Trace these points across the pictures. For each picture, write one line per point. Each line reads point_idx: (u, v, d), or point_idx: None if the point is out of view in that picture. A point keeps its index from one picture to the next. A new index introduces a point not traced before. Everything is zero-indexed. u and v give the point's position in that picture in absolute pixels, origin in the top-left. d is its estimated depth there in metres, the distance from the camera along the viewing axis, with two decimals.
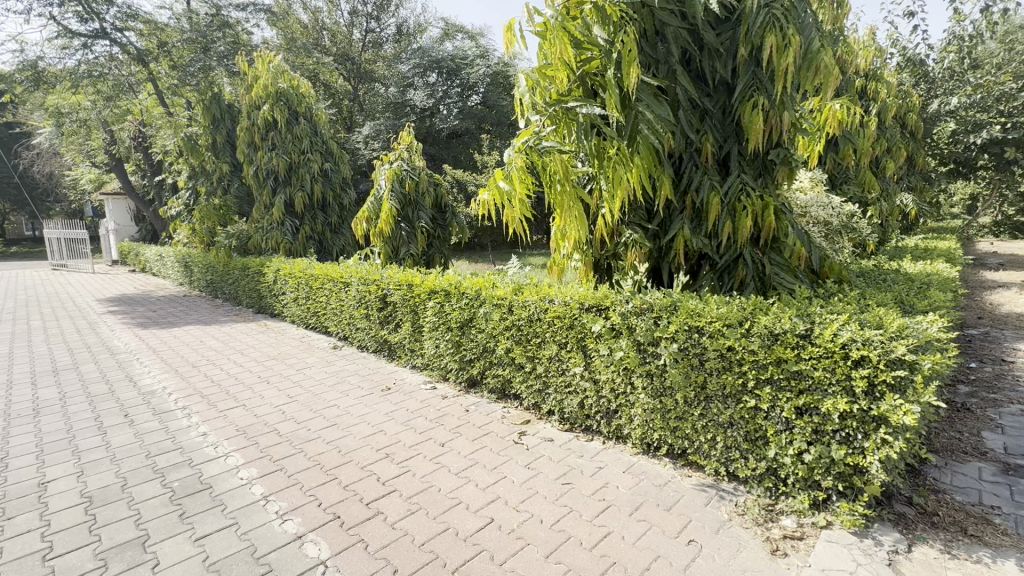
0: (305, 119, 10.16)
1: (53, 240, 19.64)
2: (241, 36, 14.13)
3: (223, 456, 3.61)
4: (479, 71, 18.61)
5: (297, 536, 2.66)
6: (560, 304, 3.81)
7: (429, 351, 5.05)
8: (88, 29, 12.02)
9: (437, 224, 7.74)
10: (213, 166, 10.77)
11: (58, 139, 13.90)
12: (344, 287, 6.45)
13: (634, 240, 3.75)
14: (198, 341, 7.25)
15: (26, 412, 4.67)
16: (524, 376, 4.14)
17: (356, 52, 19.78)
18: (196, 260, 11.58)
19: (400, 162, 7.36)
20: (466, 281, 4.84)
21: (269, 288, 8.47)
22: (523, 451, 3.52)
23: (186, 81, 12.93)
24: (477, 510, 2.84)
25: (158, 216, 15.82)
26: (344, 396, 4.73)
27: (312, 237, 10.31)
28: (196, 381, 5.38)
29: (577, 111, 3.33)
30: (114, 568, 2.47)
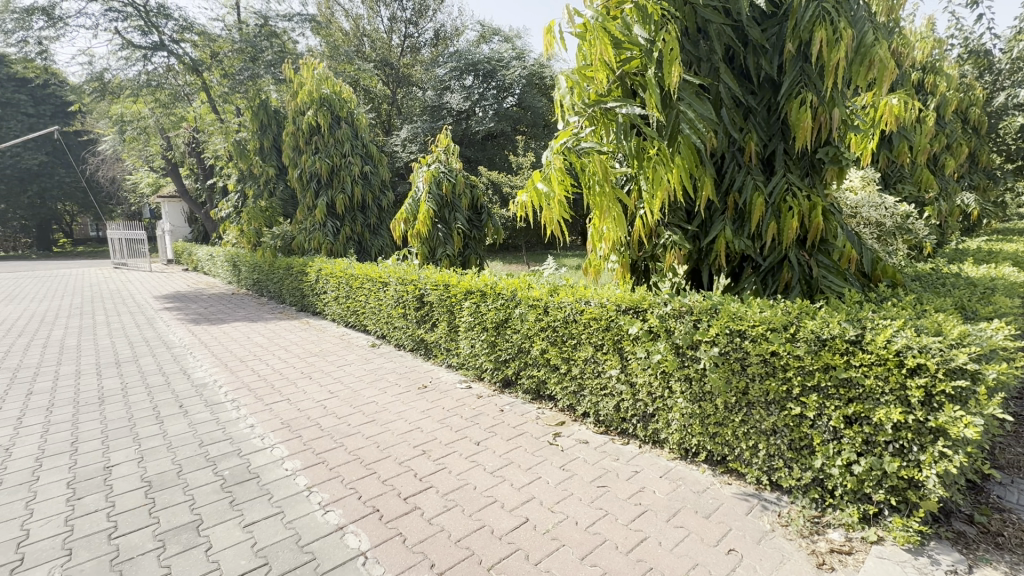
0: (346, 124, 10.47)
1: (115, 240, 21.00)
2: (287, 44, 14.75)
3: (270, 448, 3.77)
4: (514, 73, 18.73)
5: (339, 527, 2.75)
6: (596, 305, 3.80)
7: (464, 350, 5.12)
8: (148, 42, 12.90)
9: (473, 225, 7.82)
10: (260, 170, 11.26)
11: (121, 146, 14.85)
12: (382, 287, 6.61)
13: (673, 241, 3.69)
14: (246, 337, 7.61)
15: (92, 400, 5.02)
16: (559, 378, 4.13)
17: (395, 57, 20.24)
18: (244, 259, 12.15)
19: (437, 165, 7.48)
20: (501, 282, 4.88)
21: (311, 287, 8.78)
22: (558, 452, 3.52)
23: (236, 89, 13.59)
24: (512, 510, 2.86)
25: (210, 218, 16.68)
26: (382, 393, 4.85)
27: (352, 237, 10.64)
28: (244, 375, 5.65)
29: (617, 112, 3.31)
30: (171, 549, 2.62)
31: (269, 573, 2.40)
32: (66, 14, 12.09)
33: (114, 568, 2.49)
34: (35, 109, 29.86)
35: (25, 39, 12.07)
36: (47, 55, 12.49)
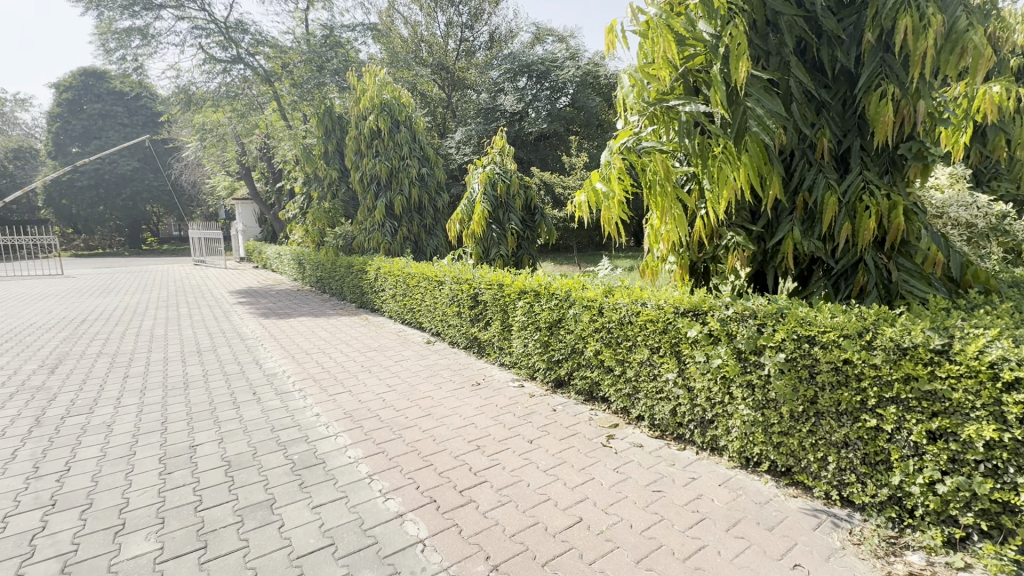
0: (405, 127, 10.85)
1: (195, 240, 22.80)
2: (350, 53, 15.47)
3: (334, 436, 3.99)
4: (568, 73, 18.68)
5: (398, 514, 2.87)
6: (653, 307, 3.74)
7: (517, 350, 5.17)
8: (228, 56, 13.94)
9: (526, 225, 7.87)
10: (324, 173, 11.87)
11: (202, 152, 16.13)
12: (438, 286, 6.79)
13: (737, 242, 3.57)
14: (311, 331, 8.06)
15: (178, 385, 5.51)
16: (613, 380, 4.09)
17: (451, 61, 20.72)
18: (308, 257, 12.86)
19: (492, 166, 7.61)
20: (556, 282, 4.90)
21: (370, 285, 9.16)
22: (611, 454, 3.49)
23: (303, 97, 14.41)
24: (566, 509, 2.87)
25: (279, 218, 17.79)
26: (438, 388, 5.00)
27: (409, 237, 11.00)
28: (310, 366, 6.01)
29: (679, 110, 3.23)
30: (249, 524, 2.84)
31: (335, 553, 2.55)
32: (159, 33, 13.28)
33: (200, 537, 2.73)
34: (129, 119, 33.03)
35: (125, 57, 13.37)
36: (142, 71, 13.77)
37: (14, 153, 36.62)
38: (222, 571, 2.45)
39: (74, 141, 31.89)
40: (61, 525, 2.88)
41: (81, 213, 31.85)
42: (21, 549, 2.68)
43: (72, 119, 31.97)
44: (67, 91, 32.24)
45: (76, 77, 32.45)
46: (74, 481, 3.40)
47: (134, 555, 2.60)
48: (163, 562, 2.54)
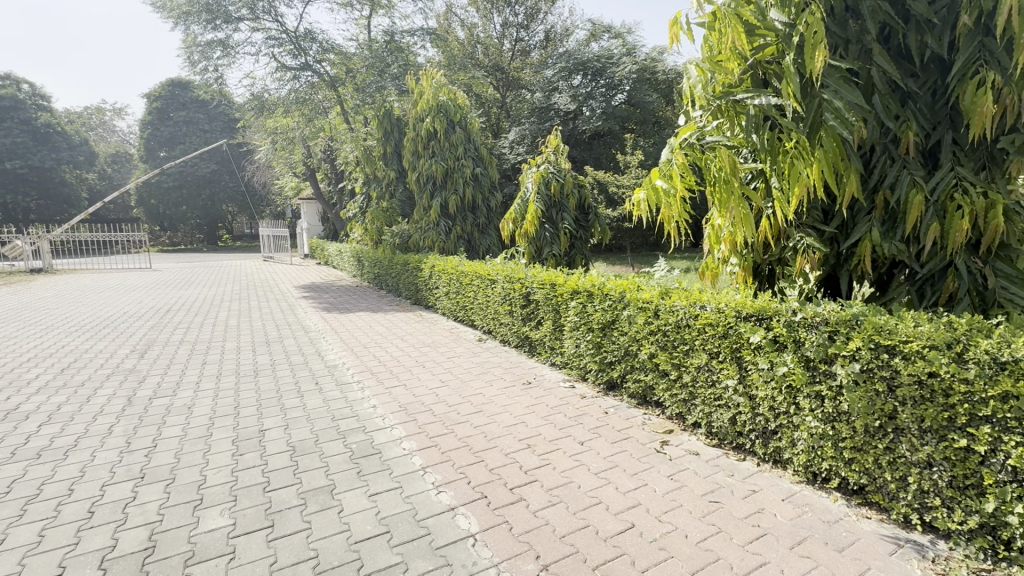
0: (460, 128, 11.05)
1: (265, 237, 24.31)
2: (409, 57, 15.95)
3: (390, 427, 4.13)
4: (624, 70, 18.37)
5: (450, 507, 2.93)
6: (713, 310, 3.61)
7: (569, 350, 5.13)
8: (297, 63, 14.77)
9: (579, 225, 7.80)
10: (383, 174, 12.32)
11: (273, 155, 17.18)
12: (490, 284, 6.87)
13: (807, 243, 3.38)
14: (369, 326, 8.39)
15: (249, 372, 5.92)
16: (669, 384, 3.97)
17: (506, 61, 20.88)
18: (367, 255, 13.38)
19: (546, 165, 7.59)
20: (610, 283, 4.83)
21: (425, 282, 9.41)
22: (666, 461, 3.39)
23: (365, 101, 15.01)
24: (618, 513, 2.82)
25: (341, 218, 18.68)
26: (489, 386, 5.06)
27: (463, 236, 11.21)
28: (368, 360, 6.25)
29: (748, 104, 3.08)
30: (312, 507, 3.00)
31: (391, 541, 2.64)
32: (237, 43, 14.24)
33: (268, 516, 2.91)
34: (209, 125, 35.71)
35: (207, 68, 14.47)
36: (222, 80, 14.84)
37: (112, 158, 40.52)
38: (287, 550, 2.60)
39: (162, 146, 34.83)
40: (149, 497, 3.16)
41: (167, 212, 34.79)
42: (117, 515, 2.97)
43: (161, 126, 34.96)
44: (157, 100, 35.27)
45: (165, 87, 35.40)
46: (160, 457, 3.73)
47: (210, 529, 2.81)
48: (236, 537, 2.73)
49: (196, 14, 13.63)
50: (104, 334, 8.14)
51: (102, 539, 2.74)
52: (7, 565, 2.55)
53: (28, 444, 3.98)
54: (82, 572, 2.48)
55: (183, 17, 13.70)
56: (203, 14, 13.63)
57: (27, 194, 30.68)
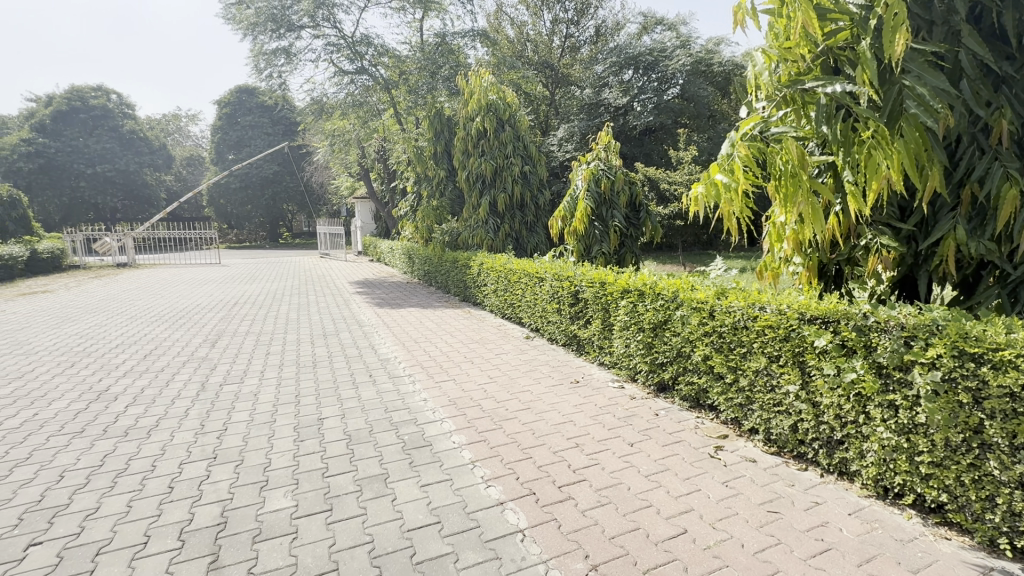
0: (509, 126, 11.09)
1: (322, 235, 25.49)
2: (460, 57, 16.18)
3: (440, 421, 4.23)
4: (678, 63, 17.84)
5: (499, 502, 2.97)
6: (773, 312, 3.45)
7: (618, 349, 5.06)
8: (354, 67, 15.33)
9: (629, 223, 7.67)
10: (433, 173, 12.57)
11: (330, 155, 17.94)
12: (539, 282, 6.86)
13: (880, 241, 3.18)
14: (419, 321, 8.61)
15: (307, 363, 6.23)
16: (724, 388, 3.83)
17: (555, 58, 20.76)
18: (417, 252, 13.71)
19: (597, 162, 7.49)
20: (662, 282, 4.71)
21: (473, 280, 9.53)
22: (720, 467, 3.27)
23: (417, 102, 15.37)
24: (669, 518, 2.76)
25: (393, 216, 19.27)
26: (537, 383, 5.07)
27: (510, 234, 11.29)
28: (418, 354, 6.43)
29: (818, 92, 2.93)
30: (367, 494, 3.12)
31: (442, 531, 2.70)
32: (299, 50, 14.96)
33: (327, 500, 3.06)
34: (273, 129, 37.76)
35: (271, 74, 15.29)
36: (285, 86, 15.64)
37: (187, 161, 43.66)
38: (345, 533, 2.73)
39: (231, 149, 37.18)
40: (221, 476, 3.40)
41: (234, 211, 37.11)
42: (192, 491, 3.21)
43: (230, 130, 37.28)
44: (226, 106, 37.64)
45: (233, 93, 37.68)
46: (230, 439, 4.00)
47: (275, 509, 2.98)
48: (298, 518, 2.88)
49: (263, 24, 14.41)
50: (180, 324, 8.82)
51: (180, 513, 2.97)
52: (101, 530, 2.82)
53: (117, 423, 4.38)
54: (164, 541, 2.70)
55: (251, 28, 14.52)
56: (268, 24, 14.40)
57: (113, 196, 33.60)
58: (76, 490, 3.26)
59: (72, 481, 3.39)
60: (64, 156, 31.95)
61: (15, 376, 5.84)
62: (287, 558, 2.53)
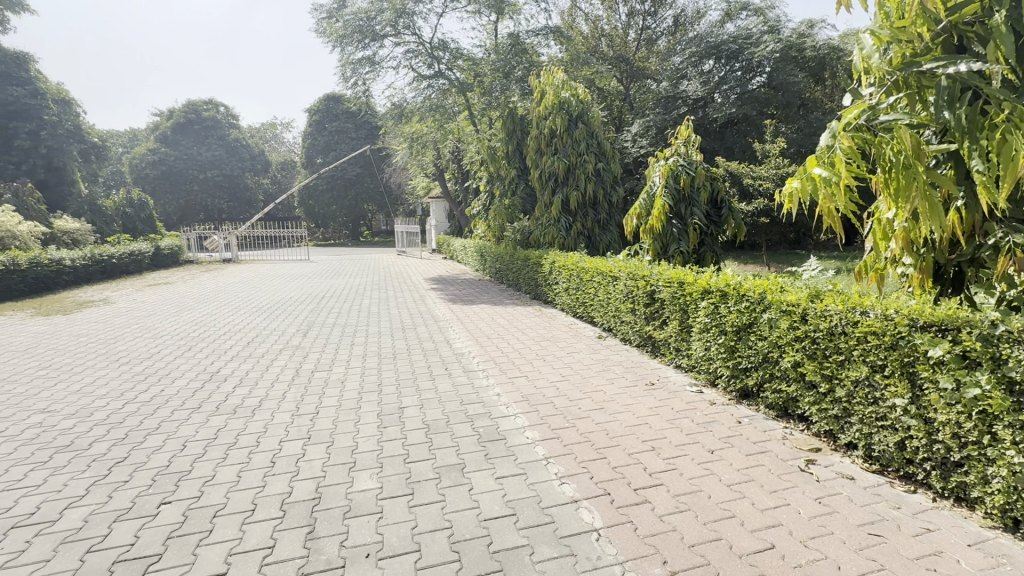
0: (582, 124, 11.00)
1: (400, 233, 26.74)
2: (533, 55, 16.24)
3: (513, 416, 4.30)
4: (765, 49, 16.73)
5: (574, 499, 2.97)
6: (878, 317, 3.15)
7: (697, 352, 4.86)
8: (431, 71, 15.90)
9: (710, 220, 7.33)
10: (505, 172, 12.73)
11: (408, 157, 18.75)
12: (612, 281, 6.74)
13: (1012, 239, 2.81)
14: (491, 318, 8.79)
15: (388, 355, 6.60)
16: (817, 398, 3.56)
17: (631, 51, 20.23)
18: (489, 251, 13.98)
19: (676, 157, 7.22)
20: (747, 283, 4.47)
21: (545, 278, 9.56)
22: (812, 482, 3.05)
23: (491, 102, 15.62)
24: (755, 531, 2.62)
25: (466, 215, 19.77)
26: (610, 383, 5.00)
27: (582, 232, 11.19)
28: (491, 350, 6.58)
29: (938, 73, 2.66)
30: (446, 481, 3.26)
31: (517, 523, 2.77)
32: (382, 59, 15.76)
33: (409, 485, 3.23)
34: (356, 133, 40.14)
35: (357, 82, 16.22)
36: (369, 92, 16.53)
37: (282, 165, 47.56)
38: (426, 516, 2.87)
39: (319, 154, 40.03)
40: (315, 455, 3.71)
41: (321, 211, 39.88)
42: (291, 467, 3.52)
43: (319, 135, 40.07)
44: (316, 114, 40.56)
45: (322, 102, 40.41)
46: (322, 422, 4.35)
47: (362, 489, 3.19)
48: (383, 499, 3.07)
49: (350, 36, 15.34)
50: (277, 315, 9.67)
51: (280, 486, 3.27)
52: (217, 496, 3.18)
53: (228, 402, 4.91)
54: (268, 510, 2.99)
55: (339, 40, 15.51)
56: (355, 35, 15.30)
57: (219, 199, 37.35)
58: (195, 459, 3.69)
59: (192, 451, 3.84)
60: (181, 163, 36.07)
61: (147, 356, 6.73)
62: (375, 536, 2.70)
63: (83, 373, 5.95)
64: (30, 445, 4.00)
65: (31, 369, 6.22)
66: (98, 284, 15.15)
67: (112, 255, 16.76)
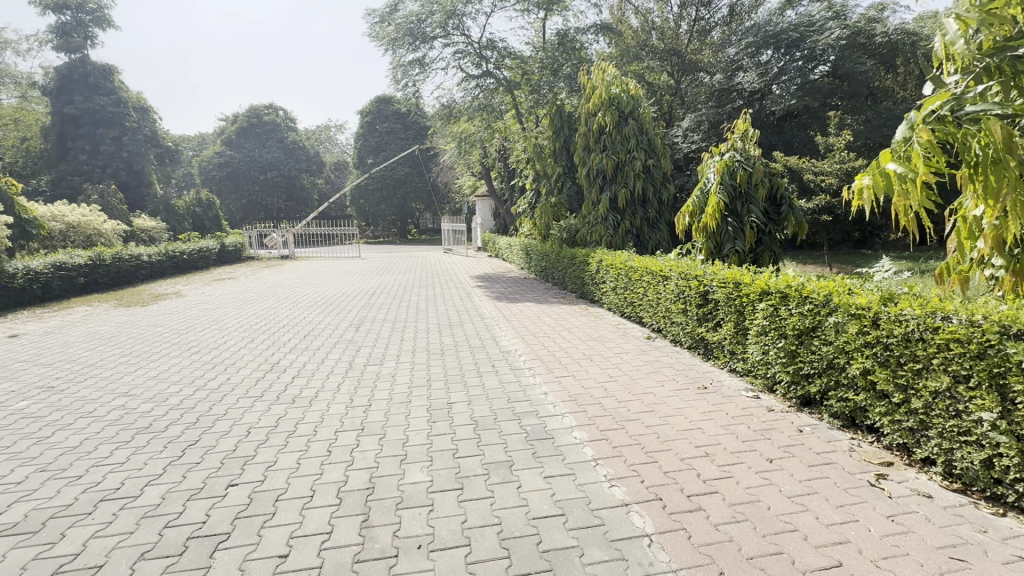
0: (632, 120, 10.77)
1: (446, 231, 27.18)
2: (581, 52, 16.04)
3: (561, 415, 4.28)
4: (829, 37, 15.79)
5: (624, 503, 2.92)
6: (963, 324, 2.90)
7: (754, 356, 4.66)
8: (479, 71, 16.00)
9: (769, 218, 7.01)
10: (552, 169, 12.65)
11: (456, 156, 19.01)
12: (663, 281, 6.57)
13: None
14: (537, 316, 8.78)
15: (436, 351, 6.74)
16: (889, 408, 3.31)
17: (683, 44, 19.60)
18: (534, 249, 13.97)
19: (732, 153, 6.95)
20: (811, 284, 4.23)
21: (592, 277, 9.44)
22: (883, 498, 2.85)
23: (539, 99, 15.55)
24: (820, 546, 2.48)
25: (511, 213, 19.82)
26: (660, 386, 4.87)
27: (631, 231, 10.98)
28: (537, 348, 6.56)
29: None
30: (494, 478, 3.28)
31: (566, 524, 2.75)
32: (431, 60, 16.05)
33: (458, 480, 3.28)
34: (405, 133, 41.13)
35: (407, 84, 16.60)
36: (418, 93, 16.89)
37: (336, 166, 49.47)
38: (475, 512, 2.90)
39: (370, 154, 41.32)
40: (368, 446, 3.83)
41: (372, 210, 41.16)
42: (346, 456, 3.66)
43: (370, 137, 41.34)
44: (368, 115, 41.88)
45: (374, 104, 41.67)
46: (374, 414, 4.50)
47: (414, 481, 3.28)
48: (433, 492, 3.13)
49: (401, 39, 15.71)
50: (331, 310, 10.07)
51: (336, 474, 3.40)
52: (278, 481, 3.35)
53: (287, 392, 5.18)
54: (326, 497, 3.11)
55: (391, 44, 15.92)
56: (406, 37, 15.66)
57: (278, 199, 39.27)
58: (258, 445, 3.91)
59: (256, 436, 4.08)
60: (244, 165, 38.21)
61: (214, 347, 7.19)
62: (426, 528, 2.76)
63: (159, 361, 6.43)
64: (115, 425, 4.38)
65: (115, 355, 6.78)
66: (171, 279, 16.31)
67: (183, 252, 17.99)
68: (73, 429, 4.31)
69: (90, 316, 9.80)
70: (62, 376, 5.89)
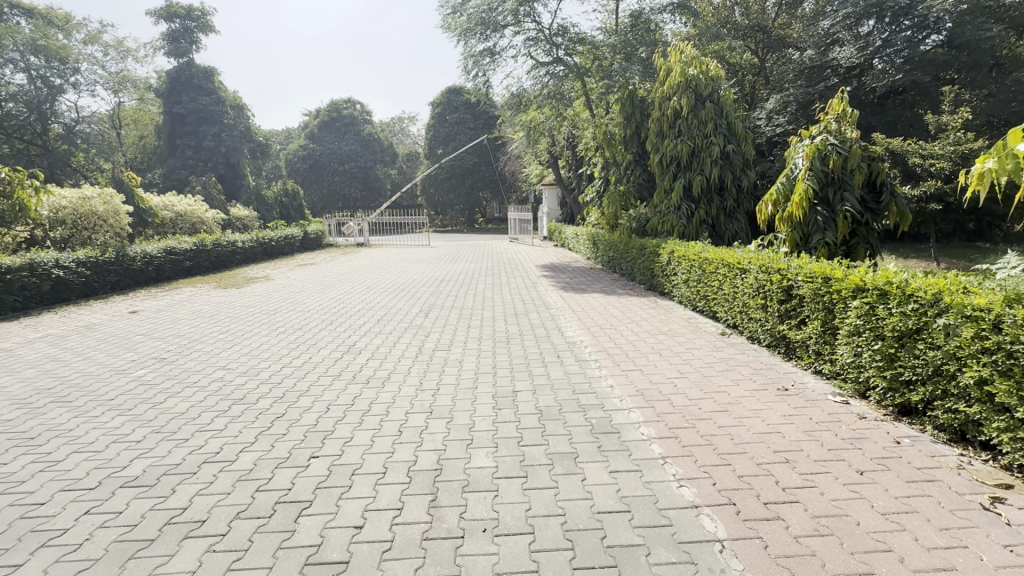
0: (710, 103, 10.18)
1: (512, 221, 27.33)
2: (657, 32, 15.38)
3: (628, 410, 4.18)
4: (945, 2, 13.70)
5: (694, 505, 2.81)
6: None
7: (844, 358, 4.28)
8: (550, 58, 15.84)
9: (866, 208, 6.36)
10: (622, 157, 12.27)
11: (524, 145, 18.99)
12: (740, 275, 6.20)
13: None
14: (604, 307, 8.62)
15: (502, 339, 6.82)
16: (1011, 424, 2.92)
17: (770, 19, 18.16)
18: (601, 238, 13.70)
19: (825, 136, 6.36)
20: (917, 281, 3.79)
21: (662, 268, 9.12)
22: (1000, 525, 2.52)
23: (610, 84, 15.10)
24: (919, 571, 2.24)
25: (578, 201, 19.54)
26: (735, 385, 4.62)
27: (706, 220, 10.46)
28: (603, 340, 6.45)
29: None
30: (558, 469, 3.28)
31: (632, 521, 2.69)
32: (501, 49, 16.10)
33: (523, 468, 3.31)
34: (474, 124, 41.65)
35: (477, 73, 16.75)
36: (488, 83, 16.99)
37: (408, 156, 51.19)
38: (540, 501, 2.92)
39: (440, 145, 42.37)
40: (436, 428, 3.97)
41: (441, 199, 42.23)
42: (415, 437, 3.82)
43: (441, 127, 42.31)
44: (439, 106, 42.78)
45: (444, 95, 42.50)
46: (442, 398, 4.65)
47: (479, 466, 3.35)
48: (498, 478, 3.19)
49: (473, 29, 15.84)
50: (402, 296, 10.48)
51: (407, 454, 3.55)
52: (354, 456, 3.56)
53: (362, 372, 5.48)
54: (397, 475, 3.27)
55: (463, 35, 16.11)
56: (477, 27, 15.76)
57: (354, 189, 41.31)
58: (336, 421, 4.17)
59: (335, 413, 4.36)
60: (325, 157, 40.57)
61: (298, 327, 7.75)
62: (491, 512, 2.82)
63: (251, 339, 7.03)
64: (215, 395, 4.86)
65: (215, 332, 7.51)
66: (261, 264, 17.71)
67: (272, 239, 19.48)
68: (181, 397, 4.83)
69: (195, 296, 10.88)
70: (173, 349, 6.61)
